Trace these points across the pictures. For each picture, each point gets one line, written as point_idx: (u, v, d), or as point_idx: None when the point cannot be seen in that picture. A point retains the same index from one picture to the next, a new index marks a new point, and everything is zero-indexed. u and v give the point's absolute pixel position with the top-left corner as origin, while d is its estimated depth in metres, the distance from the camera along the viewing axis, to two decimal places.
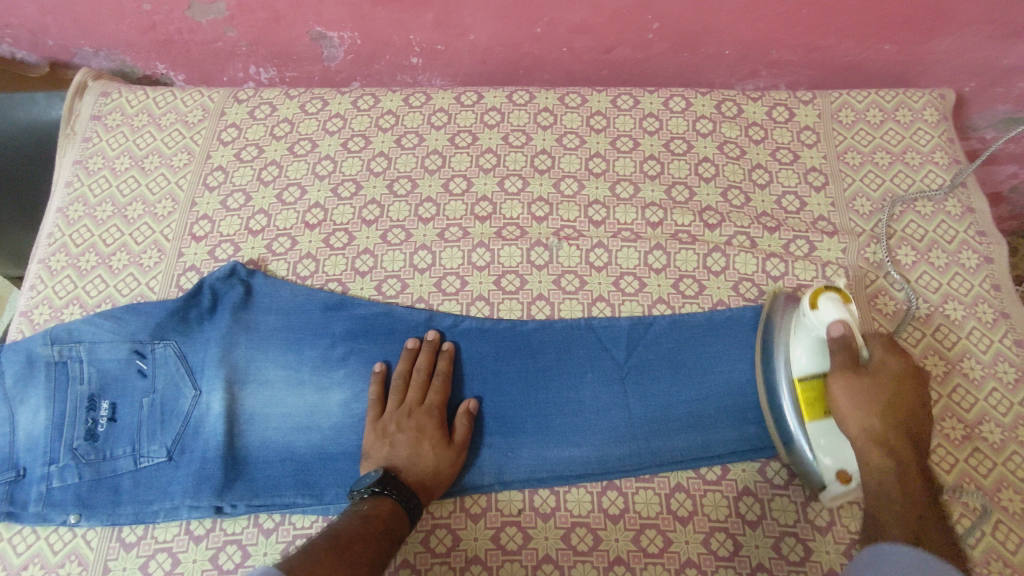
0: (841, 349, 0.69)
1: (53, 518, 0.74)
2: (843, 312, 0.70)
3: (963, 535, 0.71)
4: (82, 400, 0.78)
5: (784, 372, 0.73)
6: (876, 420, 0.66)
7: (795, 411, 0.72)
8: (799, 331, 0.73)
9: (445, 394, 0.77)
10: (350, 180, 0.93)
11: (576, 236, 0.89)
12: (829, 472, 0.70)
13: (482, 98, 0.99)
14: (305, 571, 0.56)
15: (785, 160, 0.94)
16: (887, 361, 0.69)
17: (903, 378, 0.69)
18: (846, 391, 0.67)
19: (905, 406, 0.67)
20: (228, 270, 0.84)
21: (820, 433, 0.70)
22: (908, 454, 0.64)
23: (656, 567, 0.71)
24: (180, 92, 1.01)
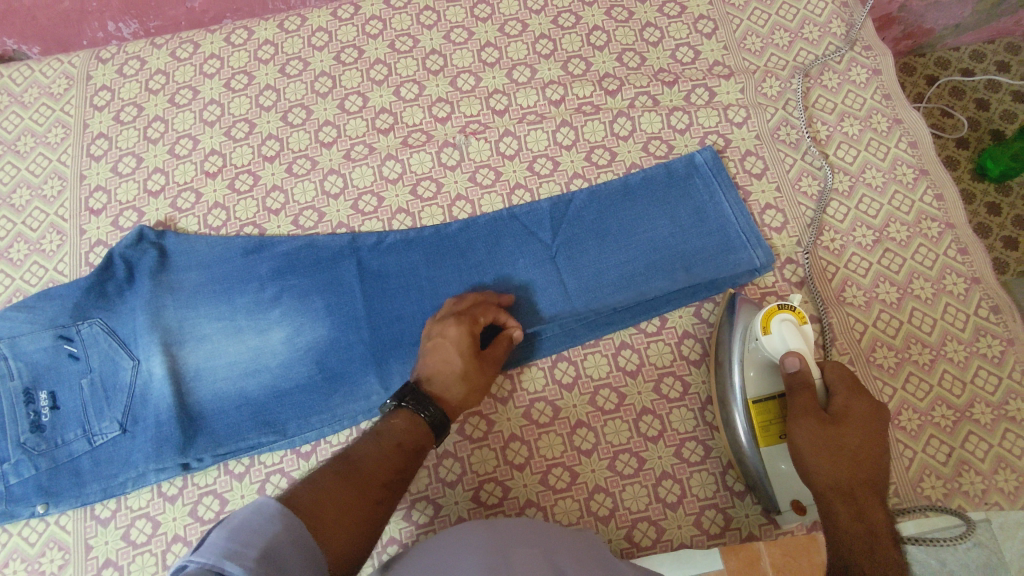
0: (797, 382, 0.64)
1: (21, 513, 0.73)
2: (797, 336, 0.65)
3: (883, 329, 0.77)
4: (14, 395, 0.75)
5: (739, 396, 0.69)
6: (841, 473, 0.56)
7: (750, 440, 0.69)
8: (754, 352, 0.69)
9: (486, 316, 0.72)
10: (242, 120, 0.89)
11: (483, 130, 0.88)
12: (787, 501, 0.68)
13: (359, 9, 0.95)
14: (310, 497, 0.54)
15: (673, 14, 0.93)
16: (853, 405, 0.60)
17: (875, 426, 0.58)
18: (809, 439, 0.59)
19: (879, 458, 0.57)
20: (137, 235, 0.81)
21: (775, 457, 0.68)
22: (877, 511, 0.54)
23: (615, 421, 0.76)
24: (37, 64, 0.94)
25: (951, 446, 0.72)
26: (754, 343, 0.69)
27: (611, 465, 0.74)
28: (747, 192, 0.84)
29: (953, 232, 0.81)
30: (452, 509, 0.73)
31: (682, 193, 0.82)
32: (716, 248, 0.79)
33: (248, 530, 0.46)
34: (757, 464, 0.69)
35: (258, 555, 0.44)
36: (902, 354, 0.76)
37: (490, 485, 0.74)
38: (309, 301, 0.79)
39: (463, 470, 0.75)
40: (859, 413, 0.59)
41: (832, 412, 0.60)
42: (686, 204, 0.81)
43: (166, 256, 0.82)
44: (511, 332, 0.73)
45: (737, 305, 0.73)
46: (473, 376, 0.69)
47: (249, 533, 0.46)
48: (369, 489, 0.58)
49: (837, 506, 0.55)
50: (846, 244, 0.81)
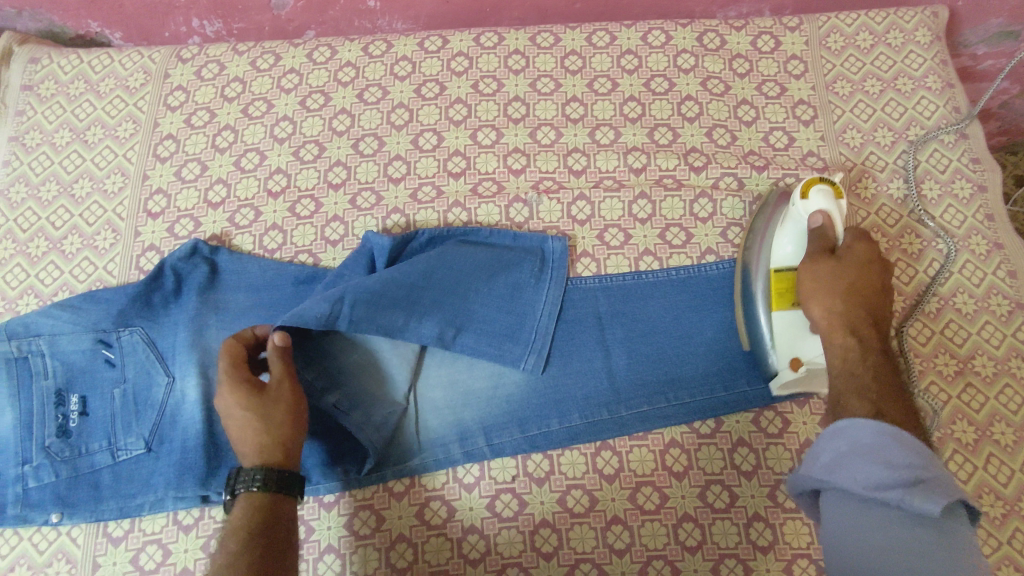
0: (819, 236, 0.71)
1: (35, 519, 0.72)
2: (830, 202, 0.72)
3: (955, 471, 0.72)
4: (43, 397, 0.73)
5: (763, 261, 0.74)
6: (840, 302, 0.67)
7: (764, 300, 0.73)
8: (785, 222, 0.74)
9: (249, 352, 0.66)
10: (312, 142, 0.87)
11: (557, 189, 0.84)
12: (786, 358, 0.72)
13: (448, 43, 0.92)
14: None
15: (771, 94, 0.89)
16: (857, 249, 0.70)
17: (871, 271, 0.70)
18: (814, 280, 0.69)
19: (869, 294, 0.69)
20: (189, 247, 0.79)
21: (784, 319, 0.72)
22: (869, 335, 0.66)
23: (653, 524, 0.71)
24: (118, 54, 0.93)
25: None
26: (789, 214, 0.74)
27: (642, 571, 0.70)
28: None
29: None
30: None
31: (515, 256, 0.78)
32: None
33: None
34: (763, 321, 0.73)
35: None
36: (972, 503, 0.71)
37: (513, 570, 0.70)
38: None
39: (487, 549, 0.71)
40: (857, 255, 0.70)
41: (837, 254, 0.71)
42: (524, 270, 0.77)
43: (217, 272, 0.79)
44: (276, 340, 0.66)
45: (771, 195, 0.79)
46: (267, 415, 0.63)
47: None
48: None
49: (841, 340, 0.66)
50: (926, 371, 0.76)
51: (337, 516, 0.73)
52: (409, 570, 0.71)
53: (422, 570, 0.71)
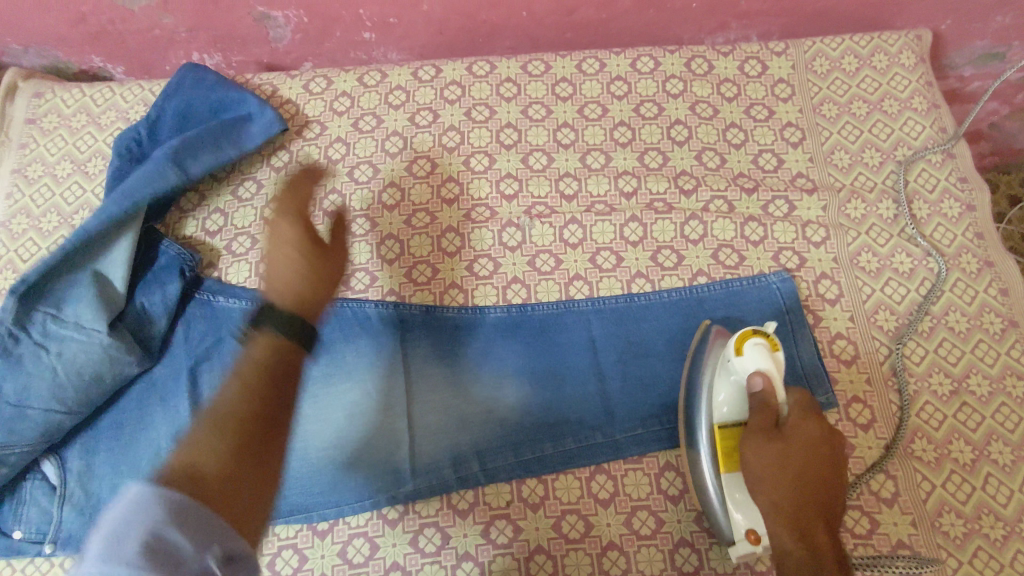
0: (761, 403, 0.67)
1: (28, 550, 0.71)
2: (768, 359, 0.68)
3: (954, 492, 0.71)
4: (5, 408, 0.70)
5: (704, 416, 0.70)
6: (784, 494, 0.62)
7: (710, 463, 0.69)
8: (722, 376, 0.70)
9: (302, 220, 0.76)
10: (308, 171, 0.89)
11: (549, 213, 0.85)
12: (740, 529, 0.66)
13: (440, 72, 0.94)
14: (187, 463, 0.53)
15: (760, 117, 0.90)
16: (807, 425, 0.65)
17: (820, 442, 0.65)
18: (759, 463, 0.64)
19: (817, 476, 0.63)
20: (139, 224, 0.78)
21: (733, 486, 0.67)
22: (821, 536, 0.60)
23: (650, 549, 0.70)
24: (119, 87, 0.95)
25: None
26: (724, 363, 0.71)
27: None
28: (819, 316, 0.80)
29: None
30: None
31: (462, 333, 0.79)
32: None
33: None
34: (715, 489, 0.68)
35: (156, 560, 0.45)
36: (972, 524, 0.70)
37: None
38: (356, 371, 0.78)
39: None
40: (804, 433, 0.65)
41: (782, 428, 0.66)
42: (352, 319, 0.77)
43: (198, 293, 0.81)
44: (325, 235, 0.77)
45: (706, 332, 0.75)
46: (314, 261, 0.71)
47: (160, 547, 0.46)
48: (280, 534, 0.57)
49: (781, 528, 0.61)
50: (920, 390, 0.76)
51: (330, 544, 0.72)
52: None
53: None
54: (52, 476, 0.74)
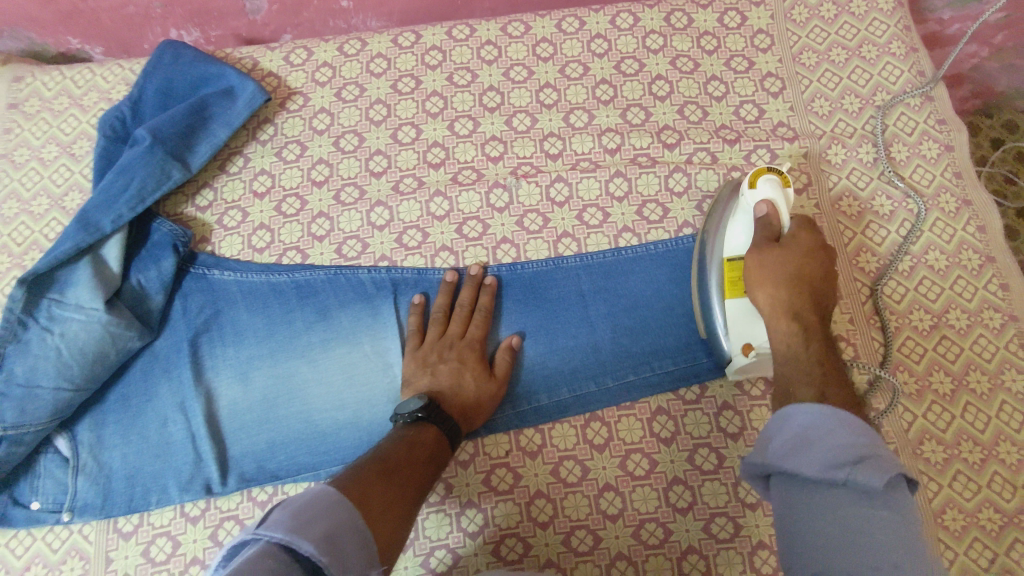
0: (765, 225, 0.70)
1: (47, 519, 0.74)
2: (778, 190, 0.70)
3: (934, 421, 0.74)
4: (16, 389, 0.71)
5: (716, 251, 0.74)
6: (785, 292, 0.66)
7: (718, 290, 0.73)
8: (737, 213, 0.74)
9: (487, 329, 0.78)
10: (294, 142, 0.89)
11: (534, 173, 0.87)
12: (739, 342, 0.72)
13: (421, 38, 0.94)
14: (356, 490, 0.57)
15: (740, 68, 0.91)
16: (801, 235, 0.70)
17: (816, 256, 0.69)
18: (761, 270, 0.68)
19: (813, 276, 0.68)
20: (135, 208, 0.79)
21: (738, 308, 0.72)
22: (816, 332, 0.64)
23: (645, 488, 0.74)
24: (99, 67, 0.94)
25: (996, 553, 0.69)
26: (741, 204, 0.74)
27: (636, 534, 0.72)
28: None
29: (1016, 326, 0.78)
30: (471, 562, 0.72)
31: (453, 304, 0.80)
32: None
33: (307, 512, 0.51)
34: (718, 311, 0.73)
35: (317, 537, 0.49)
36: (951, 450, 0.73)
37: (512, 540, 0.73)
38: (352, 335, 0.80)
39: (485, 522, 0.73)
40: (805, 244, 0.69)
41: (783, 240, 0.70)
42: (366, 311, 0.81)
43: (193, 269, 0.83)
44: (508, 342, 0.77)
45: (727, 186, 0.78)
46: (492, 395, 0.75)
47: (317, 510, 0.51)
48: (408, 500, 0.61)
49: (782, 317, 0.66)
50: (901, 327, 0.78)
51: None
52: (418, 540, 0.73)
53: (425, 545, 0.73)
54: (65, 450, 0.75)
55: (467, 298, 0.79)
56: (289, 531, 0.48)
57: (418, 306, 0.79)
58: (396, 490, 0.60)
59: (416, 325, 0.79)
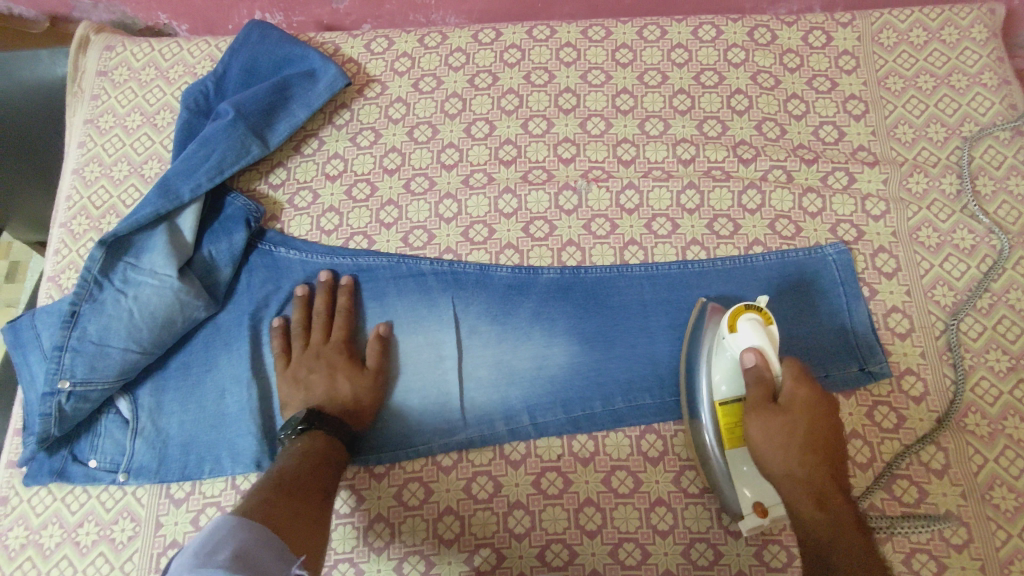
0: (757, 378, 0.66)
1: (103, 477, 0.75)
2: (760, 334, 0.67)
3: (1006, 467, 0.71)
4: (87, 345, 0.73)
5: (704, 396, 0.71)
6: (796, 467, 0.64)
7: (714, 438, 0.70)
8: (717, 352, 0.71)
9: (349, 328, 0.80)
10: (369, 129, 0.90)
11: (605, 177, 0.86)
12: (749, 504, 0.68)
13: (500, 35, 0.94)
14: (262, 510, 0.56)
15: (822, 88, 0.90)
16: (798, 391, 0.66)
17: (818, 405, 0.66)
18: (763, 436, 0.66)
19: (826, 440, 0.65)
20: (213, 180, 0.81)
21: (742, 462, 0.69)
22: (840, 504, 0.62)
23: (697, 506, 0.72)
24: (186, 43, 0.96)
25: None
26: (720, 344, 0.71)
27: (686, 552, 0.70)
28: (875, 289, 0.80)
29: None
30: (515, 563, 0.71)
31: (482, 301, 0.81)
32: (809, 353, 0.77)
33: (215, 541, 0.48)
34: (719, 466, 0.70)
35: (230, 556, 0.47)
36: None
37: (558, 545, 0.72)
38: (410, 325, 0.81)
39: (532, 525, 0.72)
40: (803, 398, 0.66)
41: (779, 400, 0.66)
42: (422, 301, 0.81)
43: (261, 245, 0.83)
44: (376, 336, 0.79)
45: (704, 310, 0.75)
46: (373, 387, 0.76)
47: (217, 540, 0.49)
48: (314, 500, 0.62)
49: (801, 500, 0.63)
50: (976, 366, 0.75)
51: (387, 486, 0.75)
52: (352, 517, 0.74)
53: (471, 541, 0.72)
54: (126, 412, 0.77)
55: (320, 307, 0.80)
56: (195, 568, 0.44)
57: (277, 330, 0.79)
58: (300, 503, 0.60)
59: (279, 347, 0.79)
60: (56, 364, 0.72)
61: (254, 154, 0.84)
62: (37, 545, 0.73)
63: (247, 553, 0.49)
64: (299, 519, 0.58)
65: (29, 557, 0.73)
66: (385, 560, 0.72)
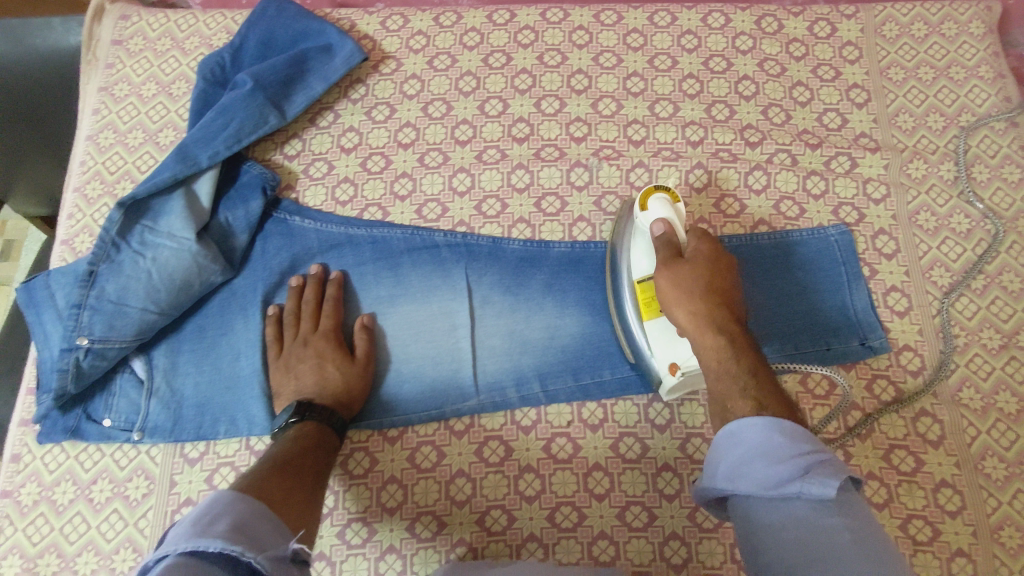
0: (665, 241, 0.69)
1: (118, 436, 0.76)
2: (668, 209, 0.72)
3: (998, 439, 0.74)
4: (106, 304, 0.74)
5: (625, 277, 0.74)
6: (698, 302, 0.64)
7: (634, 312, 0.73)
8: (634, 235, 0.74)
9: (338, 317, 0.80)
10: (384, 103, 0.91)
11: (616, 156, 0.88)
12: (665, 363, 0.70)
13: (515, 17, 0.96)
14: (254, 485, 0.56)
15: (826, 77, 0.92)
16: (701, 246, 0.68)
17: (719, 258, 0.68)
18: (669, 282, 0.66)
19: (725, 292, 0.66)
20: (231, 147, 0.82)
21: (658, 328, 0.70)
22: (740, 339, 0.63)
23: (703, 472, 0.74)
24: (203, 15, 0.96)
25: None
26: (636, 227, 0.75)
27: (691, 516, 0.72)
28: (875, 269, 0.82)
29: None
30: (525, 524, 0.73)
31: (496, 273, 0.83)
32: (812, 330, 0.80)
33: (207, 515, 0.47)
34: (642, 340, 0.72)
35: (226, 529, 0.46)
36: (1014, 468, 0.73)
37: (567, 509, 0.73)
38: (423, 295, 0.82)
39: (542, 488, 0.74)
40: (704, 253, 0.68)
41: (686, 256, 0.68)
42: (436, 272, 0.83)
43: (276, 213, 0.84)
44: (362, 323, 0.79)
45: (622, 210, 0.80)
46: (362, 374, 0.77)
47: (215, 514, 0.48)
48: (305, 482, 0.62)
49: (705, 329, 0.63)
50: (971, 343, 0.78)
51: (400, 449, 0.76)
52: (364, 479, 0.75)
53: (481, 503, 0.73)
54: (141, 372, 0.77)
55: (309, 297, 0.80)
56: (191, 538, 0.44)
57: (271, 317, 0.80)
58: (294, 484, 0.60)
59: (272, 335, 0.79)
60: (74, 322, 0.73)
61: (272, 124, 0.85)
62: (50, 501, 0.74)
63: (248, 523, 0.48)
64: (291, 498, 0.57)
65: (42, 512, 0.73)
66: (397, 520, 0.73)
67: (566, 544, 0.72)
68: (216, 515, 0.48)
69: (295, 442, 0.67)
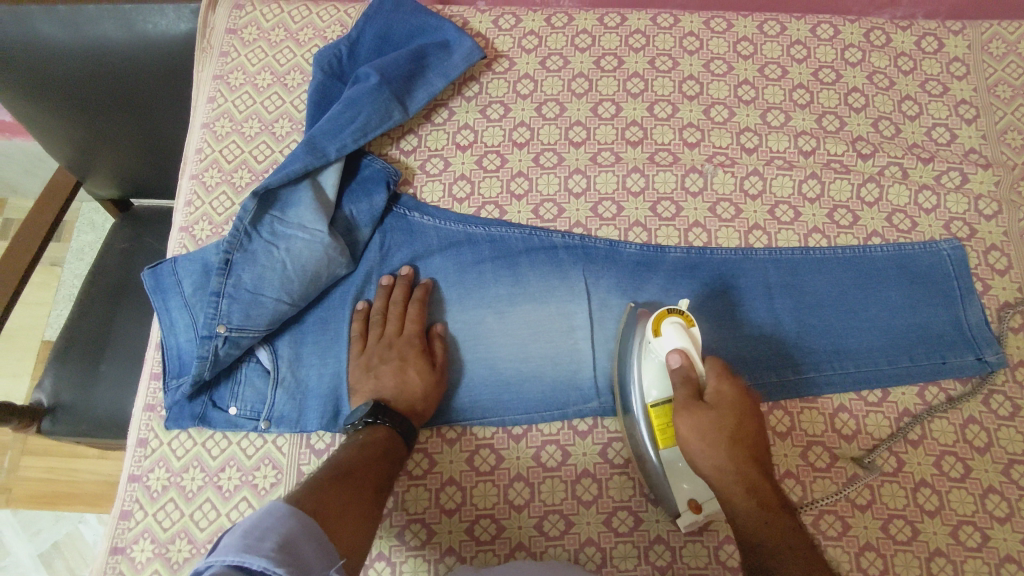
0: (683, 378, 0.67)
1: (245, 425, 0.76)
2: (684, 337, 0.68)
3: None
4: (243, 294, 0.74)
5: (637, 399, 0.72)
6: (723, 456, 0.63)
7: (650, 439, 0.71)
8: (646, 357, 0.72)
9: (422, 321, 0.79)
10: (498, 103, 0.92)
11: (730, 163, 0.89)
12: (684, 500, 0.70)
13: (625, 21, 0.97)
14: (311, 500, 0.57)
15: (935, 92, 0.93)
16: (723, 388, 0.66)
17: (743, 399, 0.67)
18: (693, 435, 0.65)
19: (749, 437, 0.65)
20: (358, 141, 0.82)
21: (676, 460, 0.69)
22: (769, 495, 0.62)
23: (825, 480, 0.76)
24: (316, 7, 0.98)
25: None
26: (648, 350, 0.71)
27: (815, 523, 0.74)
28: (988, 285, 0.84)
29: None
30: (652, 526, 0.74)
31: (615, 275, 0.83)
32: (929, 342, 0.80)
33: (261, 527, 0.49)
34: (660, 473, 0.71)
35: (275, 547, 0.48)
36: None
37: None
38: (542, 295, 0.83)
39: None
40: (728, 398, 0.66)
41: (707, 398, 0.66)
42: (555, 272, 0.83)
43: (396, 208, 0.85)
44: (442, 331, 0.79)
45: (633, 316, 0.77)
46: (438, 383, 0.76)
47: (268, 525, 0.49)
48: (365, 495, 0.62)
49: (734, 488, 0.62)
50: None
51: (525, 447, 0.77)
52: (491, 475, 0.76)
53: (608, 504, 0.74)
54: (267, 362, 0.78)
55: (398, 297, 0.80)
56: (240, 551, 0.46)
57: (359, 314, 0.80)
58: (353, 500, 0.60)
59: (357, 332, 0.79)
60: (213, 310, 0.73)
61: (394, 120, 0.86)
62: (180, 487, 0.75)
63: (294, 543, 0.49)
64: (346, 515, 0.58)
65: (172, 498, 0.74)
66: (525, 517, 0.74)
67: (693, 547, 0.73)
68: (267, 526, 0.49)
69: (359, 449, 0.67)
